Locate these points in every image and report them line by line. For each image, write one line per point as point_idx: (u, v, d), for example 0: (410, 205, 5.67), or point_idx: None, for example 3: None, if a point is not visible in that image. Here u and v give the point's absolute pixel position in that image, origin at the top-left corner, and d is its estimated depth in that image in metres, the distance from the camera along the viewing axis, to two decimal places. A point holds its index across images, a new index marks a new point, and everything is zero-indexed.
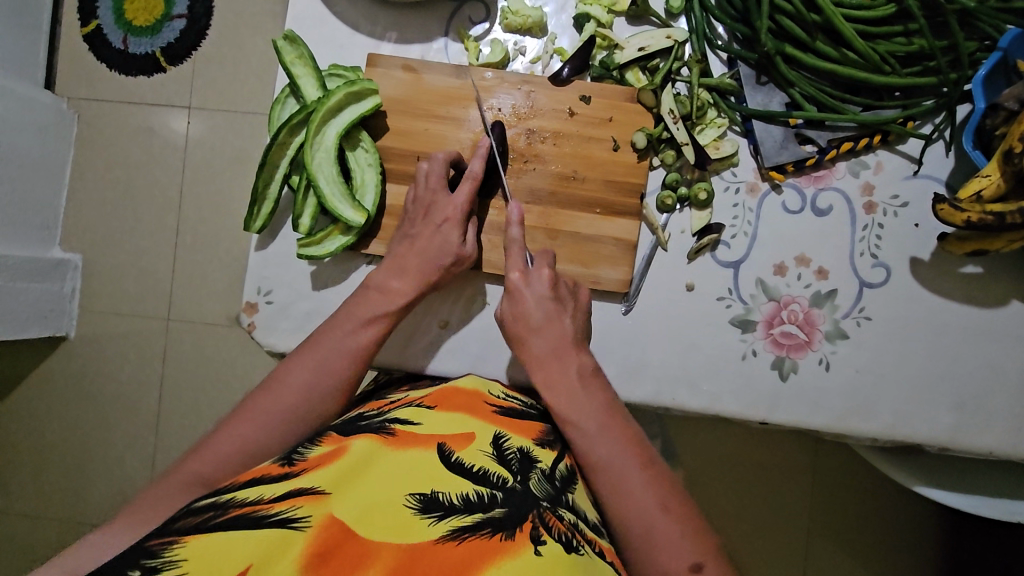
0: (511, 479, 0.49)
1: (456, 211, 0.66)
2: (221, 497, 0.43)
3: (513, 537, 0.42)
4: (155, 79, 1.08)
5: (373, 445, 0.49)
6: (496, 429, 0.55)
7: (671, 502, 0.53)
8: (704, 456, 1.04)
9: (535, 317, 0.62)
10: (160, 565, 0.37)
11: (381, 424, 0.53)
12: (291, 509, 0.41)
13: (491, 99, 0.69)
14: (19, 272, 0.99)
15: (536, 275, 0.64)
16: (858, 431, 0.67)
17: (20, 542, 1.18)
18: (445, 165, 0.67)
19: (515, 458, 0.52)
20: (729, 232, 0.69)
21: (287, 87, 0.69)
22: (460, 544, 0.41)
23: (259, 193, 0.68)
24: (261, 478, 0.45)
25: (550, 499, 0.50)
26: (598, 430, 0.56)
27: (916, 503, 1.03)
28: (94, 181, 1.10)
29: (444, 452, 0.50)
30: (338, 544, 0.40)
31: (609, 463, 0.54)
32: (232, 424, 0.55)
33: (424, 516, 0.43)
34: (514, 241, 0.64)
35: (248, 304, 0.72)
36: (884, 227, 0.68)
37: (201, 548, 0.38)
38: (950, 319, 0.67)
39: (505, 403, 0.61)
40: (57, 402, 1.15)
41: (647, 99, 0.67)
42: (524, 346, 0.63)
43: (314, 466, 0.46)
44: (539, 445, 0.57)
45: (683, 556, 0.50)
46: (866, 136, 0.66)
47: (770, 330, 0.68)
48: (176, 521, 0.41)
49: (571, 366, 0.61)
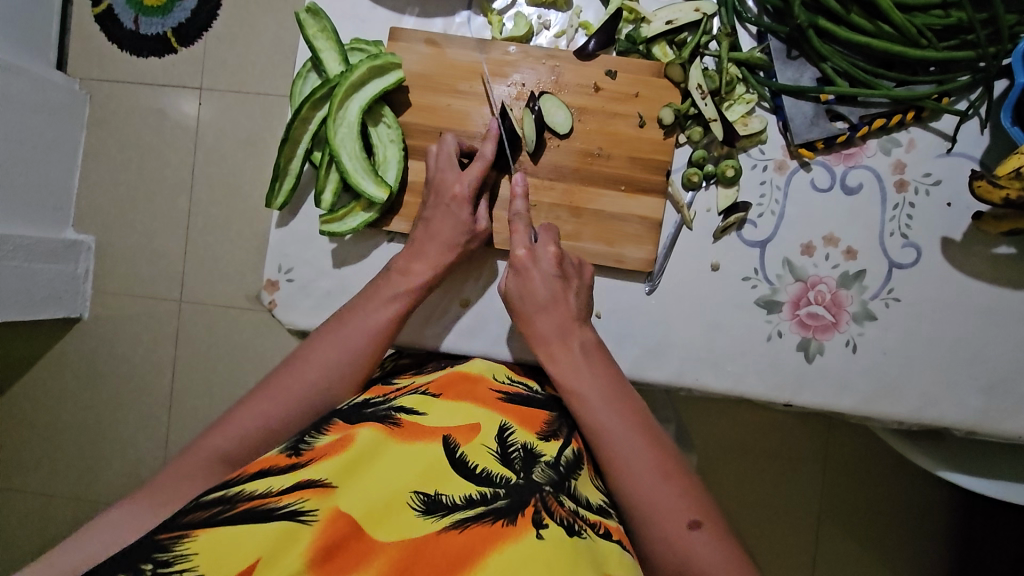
0: (515, 477, 0.48)
1: (465, 188, 0.65)
2: (230, 489, 0.43)
3: (514, 522, 0.43)
4: (167, 61, 1.07)
5: (379, 436, 0.49)
6: (502, 420, 0.54)
7: (671, 468, 0.53)
8: (714, 439, 1.04)
9: (541, 294, 0.62)
10: (172, 558, 0.37)
11: (386, 412, 0.52)
12: (299, 502, 0.41)
13: (516, 74, 0.69)
14: (33, 253, 0.99)
15: (542, 252, 0.64)
16: (883, 414, 0.66)
17: (37, 520, 1.20)
18: (456, 146, 0.67)
19: (518, 456, 0.50)
20: (756, 211, 0.68)
21: (309, 61, 0.69)
22: (462, 532, 0.42)
23: (281, 169, 0.68)
24: (269, 468, 0.45)
25: (552, 485, 0.48)
26: (601, 399, 0.57)
27: (929, 490, 1.02)
28: (107, 163, 1.10)
29: (449, 445, 0.49)
30: (345, 537, 0.40)
31: (611, 429, 0.55)
32: (256, 400, 0.56)
33: (428, 516, 0.43)
34: (519, 216, 0.65)
35: (269, 282, 0.72)
36: (915, 206, 0.66)
37: (211, 544, 0.38)
38: (980, 301, 0.66)
39: (510, 389, 0.60)
40: (72, 382, 1.16)
41: (675, 74, 0.66)
42: (529, 323, 0.63)
43: (321, 456, 0.46)
44: (543, 438, 0.54)
45: (682, 514, 0.50)
46: (900, 112, 0.65)
47: (796, 311, 0.67)
48: (185, 514, 0.41)
49: (574, 341, 0.61)
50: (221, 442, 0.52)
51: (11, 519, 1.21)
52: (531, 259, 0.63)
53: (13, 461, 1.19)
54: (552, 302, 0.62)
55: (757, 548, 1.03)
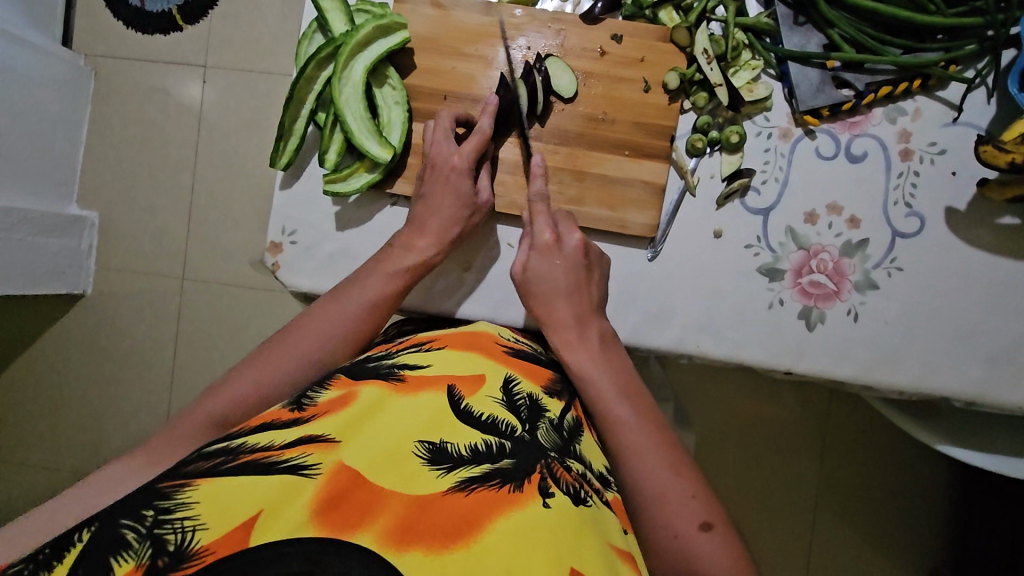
0: (521, 428, 0.48)
1: (464, 160, 0.65)
2: (232, 443, 0.43)
3: (521, 489, 0.42)
4: (172, 37, 1.07)
5: (382, 390, 0.49)
6: (507, 370, 0.54)
7: (683, 466, 0.52)
8: (713, 421, 1.04)
9: (562, 264, 0.63)
10: (174, 506, 0.37)
11: (389, 368, 0.52)
12: (303, 455, 0.41)
13: (522, 38, 0.69)
14: (38, 226, 0.99)
15: (567, 238, 0.64)
16: (883, 383, 0.67)
17: (38, 492, 1.21)
18: (452, 120, 0.67)
19: (524, 405, 0.51)
20: (759, 177, 0.68)
21: (315, 22, 0.69)
22: (469, 494, 0.41)
23: (285, 129, 0.68)
24: (270, 423, 0.45)
25: (558, 450, 0.48)
26: (617, 391, 0.56)
27: (927, 470, 1.02)
28: (111, 139, 1.10)
29: (454, 395, 0.49)
30: (349, 488, 0.40)
31: (628, 421, 0.54)
32: (250, 367, 0.55)
33: (432, 467, 0.42)
34: (538, 195, 0.65)
35: (272, 244, 0.72)
36: (920, 174, 0.66)
37: (214, 493, 0.38)
38: (983, 271, 0.66)
39: (517, 346, 0.61)
40: (75, 358, 1.17)
41: (680, 38, 0.66)
42: (548, 306, 0.62)
43: (324, 411, 0.46)
44: (548, 394, 0.55)
45: (694, 514, 0.49)
46: (906, 80, 0.64)
47: (798, 279, 0.67)
48: (188, 464, 0.41)
49: (592, 330, 0.61)
50: (219, 399, 0.52)
51: (12, 495, 1.21)
52: (557, 245, 0.64)
53: (15, 436, 1.20)
54: (575, 288, 0.62)
55: (752, 531, 1.04)
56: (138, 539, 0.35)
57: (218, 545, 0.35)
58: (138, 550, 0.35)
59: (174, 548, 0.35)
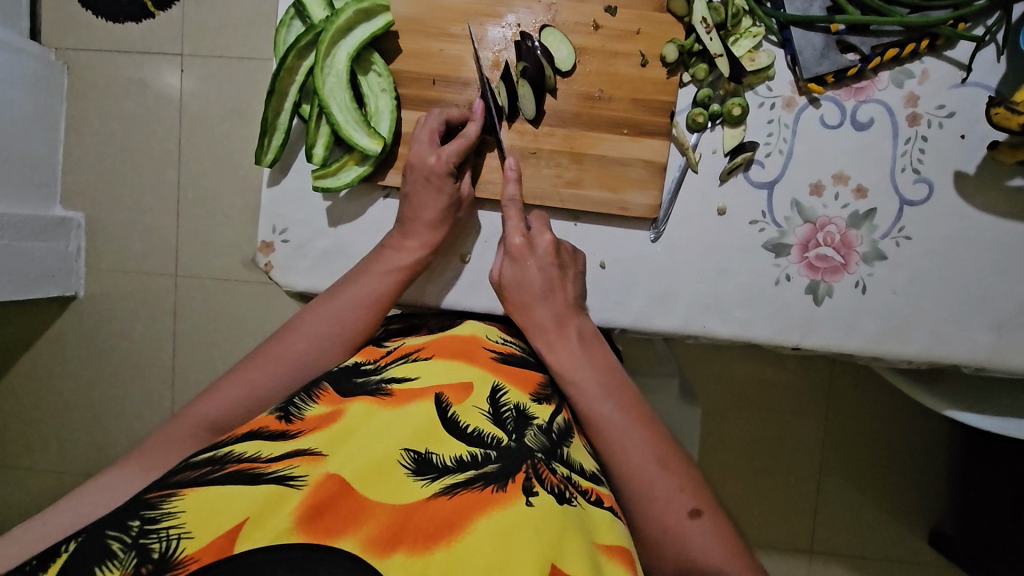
0: (505, 438, 0.46)
1: (443, 161, 0.62)
2: (219, 452, 0.41)
3: (505, 490, 0.40)
4: (145, 27, 1.03)
5: (369, 403, 0.47)
6: (496, 380, 0.52)
7: (671, 459, 0.51)
8: (713, 388, 1.04)
9: (537, 283, 0.60)
10: (160, 516, 0.35)
11: (378, 383, 0.50)
12: (289, 466, 0.39)
13: (512, 14, 0.66)
14: (23, 230, 0.96)
15: (538, 240, 0.63)
16: (893, 353, 0.65)
17: (44, 499, 1.19)
18: (442, 118, 0.64)
19: (510, 416, 0.49)
20: (763, 150, 0.66)
21: (292, 7, 0.65)
22: (452, 498, 0.39)
23: (269, 124, 0.65)
24: (259, 432, 0.43)
25: (545, 451, 0.46)
26: (600, 389, 0.55)
27: (931, 430, 1.03)
28: (91, 137, 1.06)
29: (441, 403, 0.47)
30: (334, 498, 0.38)
31: (611, 420, 0.53)
32: (240, 374, 0.53)
33: (417, 477, 0.41)
34: (513, 201, 0.62)
35: (264, 244, 0.69)
36: (927, 139, 0.64)
37: (201, 503, 0.36)
38: (992, 235, 0.64)
39: (504, 348, 0.59)
40: (71, 362, 1.14)
41: (678, 7, 0.63)
42: (524, 311, 0.61)
43: (312, 428, 0.44)
44: (536, 401, 0.53)
45: (682, 504, 0.48)
46: (913, 41, 0.62)
47: (805, 253, 0.66)
48: (174, 476, 0.39)
49: (571, 331, 0.59)
50: (210, 409, 0.50)
51: (18, 501, 1.20)
52: (528, 248, 0.62)
53: (16, 443, 1.18)
54: (548, 289, 0.60)
55: (752, 501, 1.05)
56: (123, 548, 0.34)
57: (201, 552, 0.34)
58: (123, 559, 0.33)
59: (158, 556, 0.33)
